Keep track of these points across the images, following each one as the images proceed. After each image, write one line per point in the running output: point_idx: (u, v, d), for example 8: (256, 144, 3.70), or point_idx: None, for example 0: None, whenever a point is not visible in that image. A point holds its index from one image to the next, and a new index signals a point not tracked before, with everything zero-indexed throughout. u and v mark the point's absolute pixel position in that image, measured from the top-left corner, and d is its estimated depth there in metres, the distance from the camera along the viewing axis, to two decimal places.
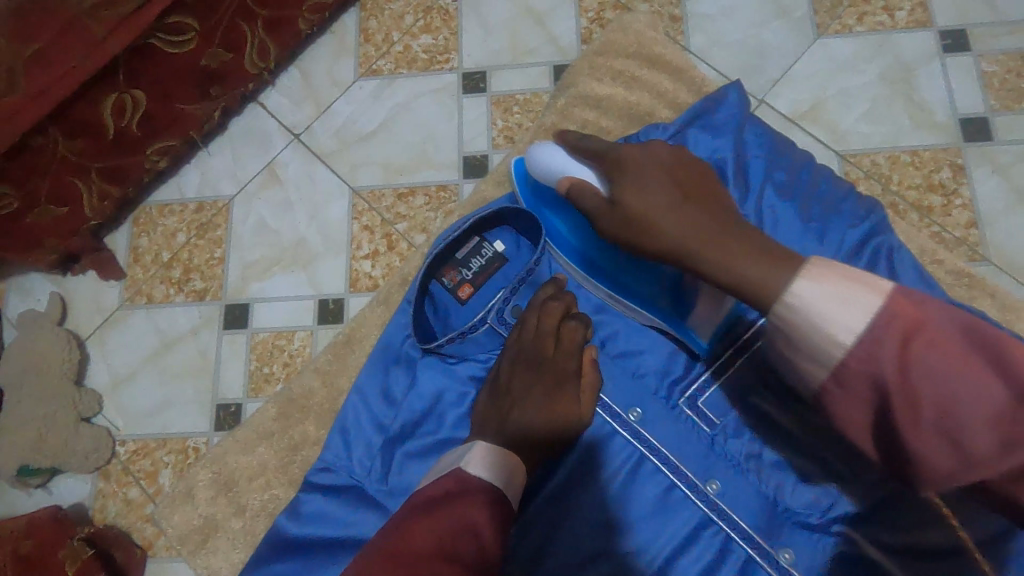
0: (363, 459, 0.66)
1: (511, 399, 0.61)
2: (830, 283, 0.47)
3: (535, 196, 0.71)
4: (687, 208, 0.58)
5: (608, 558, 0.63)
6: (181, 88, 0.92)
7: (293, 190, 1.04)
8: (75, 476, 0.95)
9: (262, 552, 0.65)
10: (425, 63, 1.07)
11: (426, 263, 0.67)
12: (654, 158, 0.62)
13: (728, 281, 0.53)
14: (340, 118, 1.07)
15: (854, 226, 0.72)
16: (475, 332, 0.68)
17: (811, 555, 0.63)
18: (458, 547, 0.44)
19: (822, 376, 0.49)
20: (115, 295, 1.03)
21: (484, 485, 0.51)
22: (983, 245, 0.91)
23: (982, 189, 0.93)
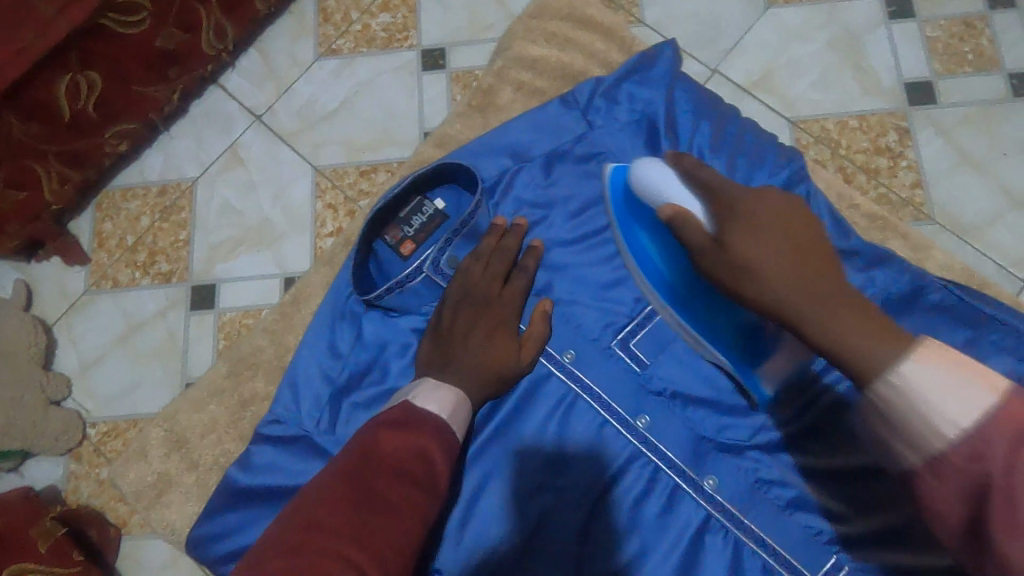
0: (312, 411, 0.67)
1: (454, 341, 0.64)
2: (944, 367, 0.44)
3: (627, 206, 0.68)
4: (803, 264, 0.53)
5: (544, 493, 0.65)
6: (138, 70, 0.92)
7: (255, 170, 1.05)
8: (47, 458, 0.96)
9: (215, 503, 0.66)
10: (385, 41, 1.08)
11: (368, 220, 0.67)
12: (771, 201, 0.57)
13: (832, 347, 0.50)
14: (301, 98, 1.07)
15: (774, 173, 0.71)
16: (412, 281, 0.69)
17: (733, 481, 0.66)
18: (412, 470, 0.50)
19: (915, 462, 0.44)
20: (81, 280, 1.03)
21: (433, 415, 0.55)
22: (928, 206, 0.94)
23: (927, 151, 0.96)
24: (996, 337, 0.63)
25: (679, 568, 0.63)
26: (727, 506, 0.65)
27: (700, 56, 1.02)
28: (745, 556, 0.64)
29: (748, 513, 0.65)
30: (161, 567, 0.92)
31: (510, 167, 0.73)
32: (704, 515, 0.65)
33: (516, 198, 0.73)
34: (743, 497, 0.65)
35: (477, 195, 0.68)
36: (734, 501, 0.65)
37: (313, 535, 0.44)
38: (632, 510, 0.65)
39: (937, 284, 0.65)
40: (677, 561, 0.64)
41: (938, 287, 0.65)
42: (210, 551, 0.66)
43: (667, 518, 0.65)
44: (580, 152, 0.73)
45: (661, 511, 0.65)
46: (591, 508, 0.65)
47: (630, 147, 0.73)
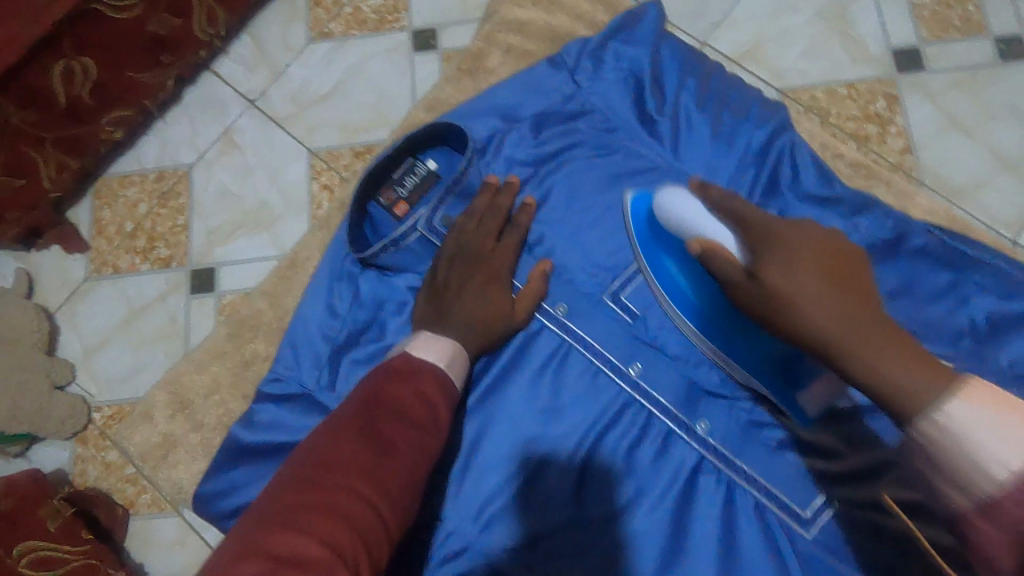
0: (311, 369, 0.68)
1: (449, 295, 0.66)
2: (990, 407, 0.42)
3: (652, 236, 0.67)
4: (844, 299, 0.50)
5: (540, 440, 0.66)
6: (131, 56, 0.93)
7: (251, 154, 1.06)
8: (54, 443, 0.97)
9: (220, 460, 0.68)
10: (376, 23, 1.09)
11: (360, 180, 0.67)
12: (807, 231, 0.54)
13: (878, 386, 0.47)
14: (294, 82, 1.08)
15: (759, 128, 0.70)
16: (407, 240, 0.69)
17: (725, 424, 0.66)
18: (414, 411, 0.52)
19: (966, 507, 0.42)
20: (82, 267, 1.04)
21: (430, 364, 0.57)
22: (918, 170, 0.95)
23: (915, 116, 0.97)
24: (979, 276, 0.64)
25: (674, 509, 0.63)
26: (720, 449, 0.65)
27: (689, 29, 1.02)
28: (738, 496, 0.64)
29: (741, 455, 0.65)
30: (169, 546, 0.93)
31: (501, 128, 0.74)
32: (698, 458, 0.65)
33: (507, 157, 0.73)
34: (737, 440, 0.65)
35: (468, 153, 0.69)
36: (727, 443, 0.65)
37: (324, 473, 0.46)
38: (627, 456, 0.65)
39: (920, 229, 0.65)
40: (671, 504, 0.63)
41: (920, 232, 0.65)
42: (216, 507, 0.67)
43: (661, 461, 0.65)
44: (569, 109, 0.74)
45: (656, 455, 0.65)
46: (585, 452, 0.66)
47: (620, 104, 0.73)
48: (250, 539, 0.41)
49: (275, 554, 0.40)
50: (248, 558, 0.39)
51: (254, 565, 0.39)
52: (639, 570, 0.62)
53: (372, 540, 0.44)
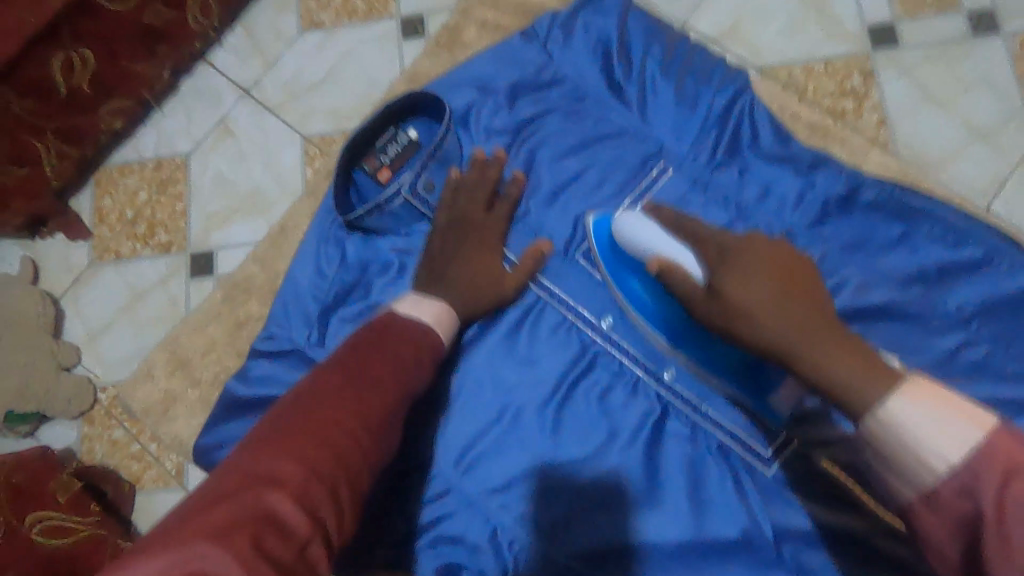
0: (302, 327, 0.71)
1: (440, 261, 0.68)
2: (932, 407, 0.44)
3: (614, 254, 0.67)
4: (795, 307, 0.53)
5: (516, 389, 0.69)
6: (128, 46, 0.96)
7: (245, 141, 1.09)
8: (62, 423, 1.01)
9: (219, 413, 0.71)
10: (365, 12, 1.11)
11: (342, 149, 0.68)
12: (757, 247, 0.58)
13: (827, 386, 0.50)
14: (286, 71, 1.11)
15: (720, 91, 0.73)
16: (392, 204, 0.71)
17: (691, 371, 0.67)
18: (387, 366, 0.56)
19: (912, 497, 0.45)
20: (85, 254, 1.08)
21: (418, 327, 0.61)
22: (893, 142, 0.97)
23: (890, 90, 0.99)
24: (929, 228, 0.66)
25: (644, 452, 0.65)
26: (687, 395, 0.67)
27: (669, 11, 1.05)
28: (703, 439, 0.66)
29: (705, 400, 0.67)
30: None
31: (476, 98, 0.76)
32: (665, 405, 0.67)
33: (485, 128, 0.75)
34: (703, 386, 0.67)
35: (445, 119, 0.71)
36: (694, 389, 0.67)
37: (313, 406, 0.51)
38: (599, 403, 0.68)
39: (872, 182, 0.67)
40: (641, 447, 0.66)
41: (873, 185, 0.68)
42: (212, 458, 0.71)
43: (631, 407, 0.67)
44: (543, 79, 0.75)
45: (626, 401, 0.68)
46: (557, 400, 0.68)
47: (590, 74, 0.75)
48: (243, 454, 0.47)
49: (260, 468, 0.46)
50: (238, 470, 0.46)
51: (241, 475, 0.45)
52: (609, 505, 0.64)
53: (350, 467, 0.49)
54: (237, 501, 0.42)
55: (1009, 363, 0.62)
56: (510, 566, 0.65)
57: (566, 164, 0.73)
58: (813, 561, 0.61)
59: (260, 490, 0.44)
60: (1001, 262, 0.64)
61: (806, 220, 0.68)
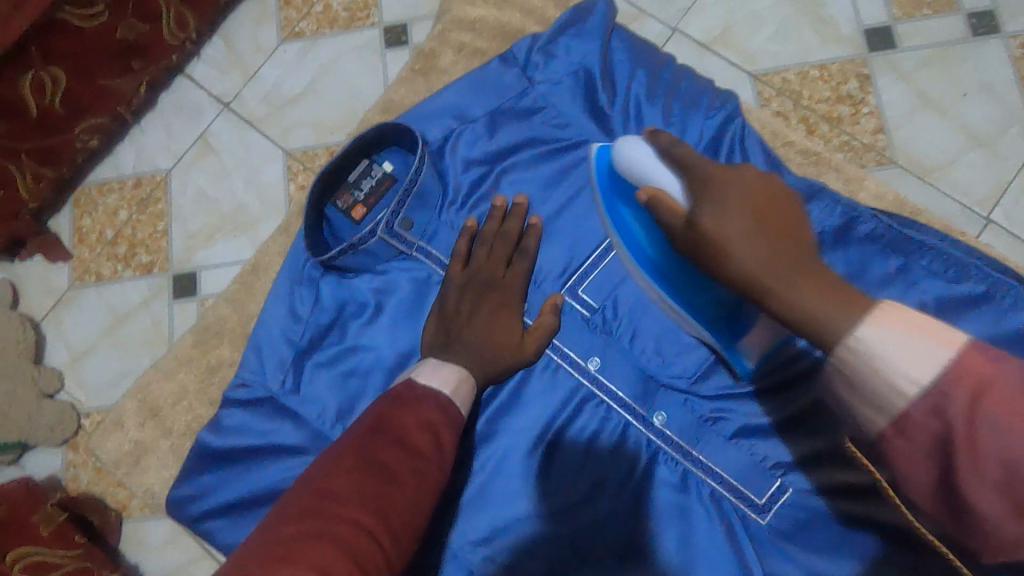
0: (275, 373, 0.66)
1: (459, 321, 0.62)
2: (901, 328, 0.39)
3: (611, 184, 0.64)
4: (773, 235, 0.48)
5: (499, 437, 0.65)
6: (101, 63, 0.93)
7: (227, 158, 1.06)
8: (46, 450, 0.99)
9: (193, 464, 0.67)
10: (346, 21, 1.08)
11: (313, 183, 0.63)
12: (744, 176, 0.52)
13: (792, 315, 0.45)
14: (267, 83, 1.08)
15: (709, 118, 0.70)
16: (367, 243, 0.65)
17: (681, 416, 0.64)
18: (415, 439, 0.48)
19: (880, 424, 0.40)
20: (65, 276, 1.05)
21: (437, 393, 0.52)
22: (890, 149, 0.94)
23: (887, 95, 0.96)
24: (925, 261, 0.64)
25: (633, 502, 0.63)
26: (677, 440, 0.64)
27: (659, 16, 1.01)
28: (695, 488, 0.64)
29: (698, 446, 0.64)
30: (163, 547, 0.95)
31: (454, 128, 0.70)
32: (653, 449, 0.64)
33: (464, 158, 0.70)
34: (693, 431, 0.64)
35: (419, 152, 0.64)
36: (684, 435, 0.64)
37: (324, 501, 0.43)
38: (587, 451, 0.64)
39: (869, 214, 0.65)
40: (629, 497, 0.63)
41: (870, 218, 0.65)
42: (189, 509, 0.68)
43: (618, 454, 0.64)
44: (523, 107, 0.71)
45: (614, 449, 0.64)
46: (543, 450, 0.65)
47: (570, 100, 0.70)
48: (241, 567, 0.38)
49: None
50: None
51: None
52: (596, 559, 0.61)
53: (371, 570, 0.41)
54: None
55: None
56: None
57: (549, 200, 0.70)
58: None
59: None
60: (1002, 296, 0.62)
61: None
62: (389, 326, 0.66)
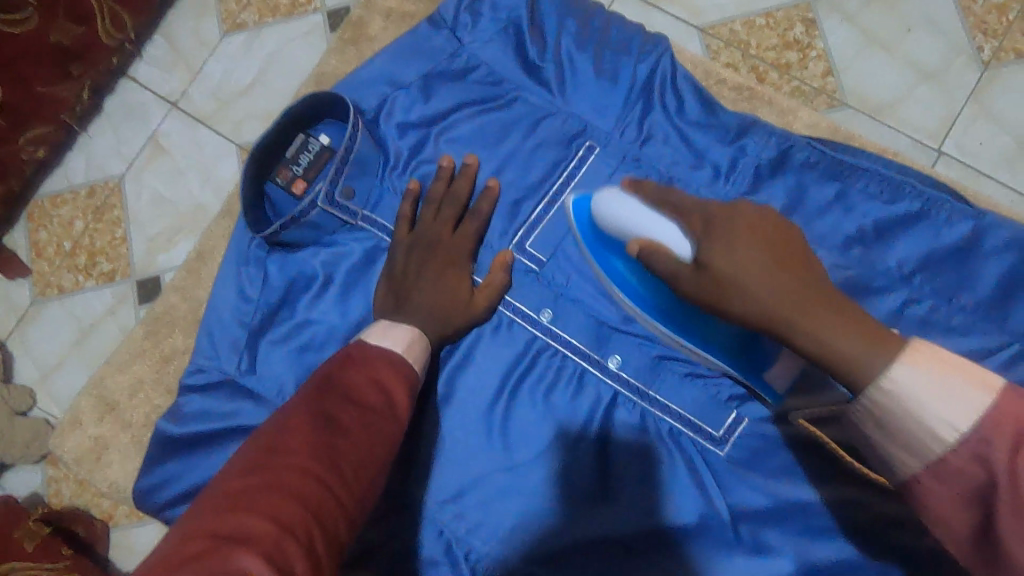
0: (230, 355, 0.66)
1: (409, 284, 0.63)
2: (930, 371, 0.40)
3: (597, 238, 0.62)
4: (788, 274, 0.48)
5: (458, 396, 0.65)
6: (37, 69, 0.91)
7: (180, 158, 1.04)
8: (24, 468, 0.98)
9: (154, 454, 0.67)
10: (289, 8, 1.06)
11: (248, 160, 0.62)
12: (746, 212, 0.52)
13: (821, 355, 0.45)
14: (213, 78, 1.06)
15: (641, 63, 0.69)
16: (308, 216, 0.64)
17: (636, 357, 0.65)
18: (366, 396, 0.49)
19: (915, 467, 0.41)
20: (27, 292, 1.04)
21: (388, 352, 0.54)
22: (840, 91, 0.95)
23: (834, 38, 0.96)
24: (862, 184, 0.64)
25: (596, 446, 0.64)
26: (633, 381, 0.65)
27: None
28: (654, 427, 0.64)
29: (654, 386, 0.65)
30: None
31: (389, 95, 0.69)
32: (612, 393, 0.65)
33: (401, 124, 0.69)
34: (648, 371, 0.65)
35: (352, 119, 0.63)
36: (640, 375, 0.65)
37: (276, 455, 0.43)
38: (546, 400, 0.65)
39: (802, 143, 0.65)
40: (592, 441, 0.64)
41: (803, 145, 0.65)
42: (155, 500, 0.67)
43: (577, 399, 0.65)
44: (456, 68, 0.70)
45: (572, 397, 0.65)
46: (503, 404, 0.65)
47: (501, 56, 0.70)
48: (191, 521, 0.37)
49: (218, 530, 0.37)
50: (189, 539, 0.36)
51: (196, 543, 0.36)
52: (564, 506, 0.62)
53: (328, 515, 0.41)
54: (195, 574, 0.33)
55: (957, 316, 0.61)
56: None
57: (489, 157, 0.69)
58: (772, 540, 0.60)
59: (226, 549, 0.35)
60: (939, 212, 0.62)
61: (738, 189, 0.66)
62: (338, 297, 0.66)
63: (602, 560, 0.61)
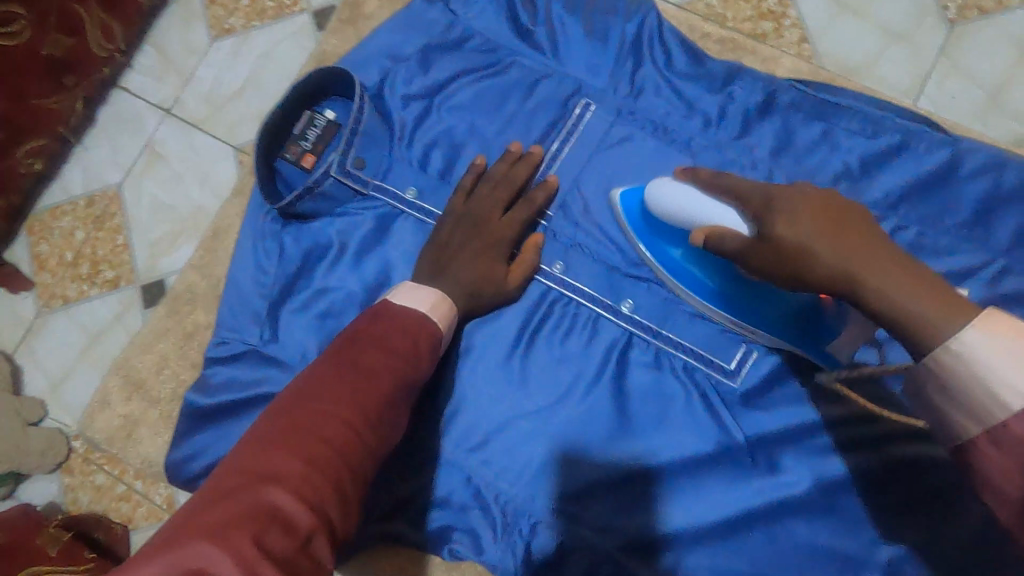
0: (251, 326, 0.68)
1: (451, 250, 0.64)
2: (1002, 336, 0.38)
3: (649, 229, 0.64)
4: (853, 240, 0.46)
5: (476, 349, 0.67)
6: (32, 82, 0.93)
7: (177, 162, 1.06)
8: (41, 478, 0.98)
9: (182, 427, 0.68)
10: (275, 10, 1.07)
11: (260, 135, 0.64)
12: (803, 189, 0.51)
13: (894, 320, 0.42)
14: (205, 83, 1.07)
15: (625, 27, 0.71)
16: (322, 186, 0.67)
17: (647, 299, 0.67)
18: (392, 344, 0.50)
19: (972, 430, 0.39)
20: (31, 305, 1.04)
21: (416, 311, 0.55)
22: (817, 56, 0.98)
23: (806, 6, 0.99)
24: (845, 123, 0.67)
25: (613, 387, 0.65)
26: (646, 322, 0.67)
27: None
28: (667, 364, 0.66)
29: (665, 325, 0.67)
30: None
31: (389, 69, 0.72)
32: (626, 335, 0.67)
33: (403, 95, 0.71)
34: (660, 312, 0.67)
35: (358, 91, 0.66)
36: (653, 316, 0.67)
37: (307, 400, 0.45)
38: (563, 346, 0.67)
39: (786, 86, 0.68)
40: (608, 384, 0.65)
41: (787, 89, 0.68)
42: (183, 473, 0.68)
43: (592, 344, 0.67)
44: (450, 42, 0.72)
45: (587, 342, 0.67)
46: (522, 352, 0.67)
47: (493, 26, 0.72)
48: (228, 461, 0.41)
49: (252, 468, 0.40)
50: (228, 474, 0.40)
51: (230, 479, 0.39)
52: (587, 447, 0.64)
53: (354, 459, 0.43)
54: (231, 507, 0.37)
55: (948, 245, 0.64)
56: (498, 521, 0.65)
57: (490, 121, 0.71)
58: (786, 461, 0.62)
59: (257, 486, 0.38)
60: (919, 143, 0.65)
61: (728, 134, 0.68)
62: (352, 264, 0.68)
63: (622, 493, 0.63)
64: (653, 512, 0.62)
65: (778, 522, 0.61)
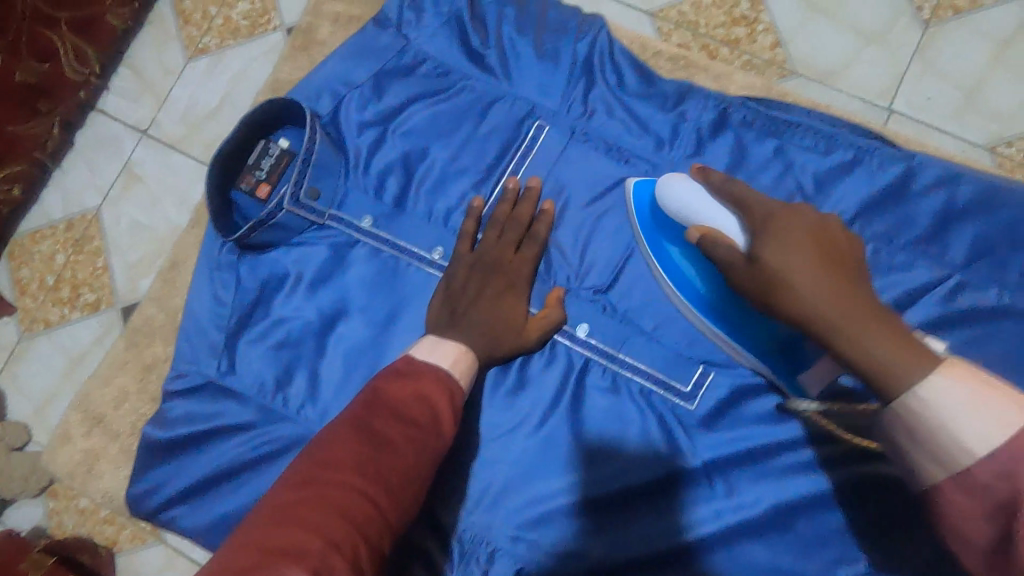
0: (209, 358, 0.68)
1: (464, 300, 0.62)
2: (970, 388, 0.41)
3: (656, 225, 0.64)
4: (834, 272, 0.48)
5: None
6: (6, 110, 0.94)
7: (153, 184, 1.06)
8: (26, 502, 0.99)
9: (142, 460, 0.69)
10: (249, 28, 1.07)
11: (211, 167, 0.64)
12: (798, 213, 0.53)
13: (862, 362, 0.45)
14: (180, 104, 1.07)
15: (581, 44, 0.71)
16: (275, 218, 0.66)
17: (603, 324, 0.67)
18: (414, 412, 0.50)
19: (938, 476, 0.42)
20: (13, 329, 1.05)
21: (438, 368, 0.54)
22: (790, 61, 0.97)
23: (779, 10, 0.98)
24: (798, 138, 0.67)
25: (569, 412, 0.65)
26: (603, 347, 0.66)
27: None
28: (625, 388, 0.66)
29: (622, 349, 0.66)
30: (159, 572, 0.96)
31: (342, 95, 0.71)
32: (583, 360, 0.67)
33: (359, 121, 0.71)
34: (618, 335, 0.67)
35: (309, 123, 0.65)
36: (610, 340, 0.66)
37: (324, 470, 0.45)
38: (518, 374, 0.67)
39: (738, 102, 0.68)
40: (564, 410, 0.65)
41: (739, 106, 0.68)
42: (148, 504, 0.69)
43: (548, 370, 0.67)
44: (406, 64, 0.72)
45: (544, 368, 0.67)
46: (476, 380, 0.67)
47: (448, 47, 0.72)
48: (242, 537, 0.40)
49: (269, 546, 0.39)
50: (242, 551, 0.38)
51: (247, 556, 0.38)
52: (546, 476, 0.64)
53: (371, 530, 0.43)
54: None
55: (906, 258, 0.64)
56: (455, 551, 0.64)
57: (445, 144, 0.70)
58: (739, 483, 0.62)
59: (274, 565, 0.37)
60: (872, 157, 0.65)
61: (684, 151, 0.68)
62: (307, 294, 0.68)
63: (580, 520, 0.63)
64: (613, 537, 0.62)
65: (731, 544, 0.61)
